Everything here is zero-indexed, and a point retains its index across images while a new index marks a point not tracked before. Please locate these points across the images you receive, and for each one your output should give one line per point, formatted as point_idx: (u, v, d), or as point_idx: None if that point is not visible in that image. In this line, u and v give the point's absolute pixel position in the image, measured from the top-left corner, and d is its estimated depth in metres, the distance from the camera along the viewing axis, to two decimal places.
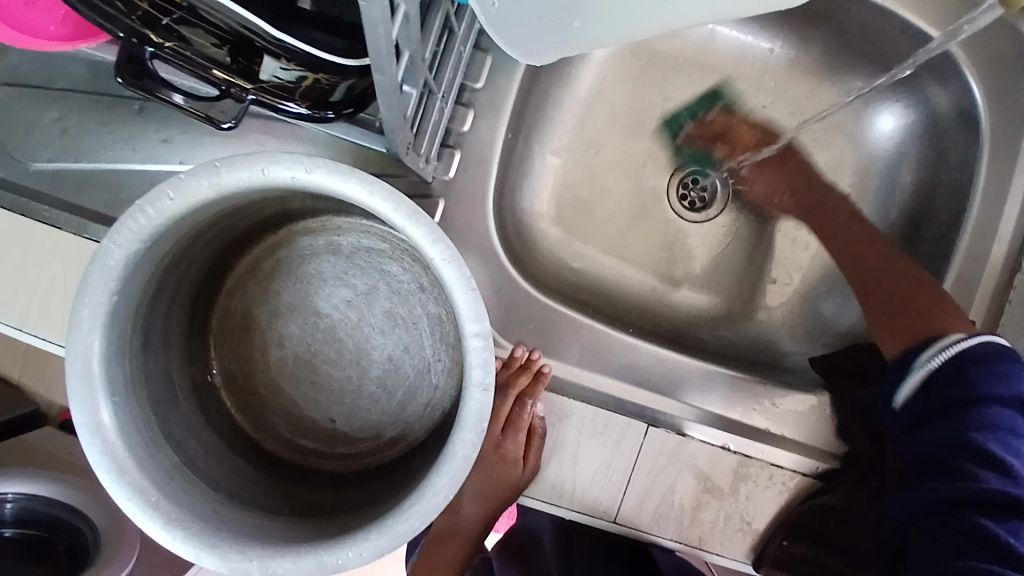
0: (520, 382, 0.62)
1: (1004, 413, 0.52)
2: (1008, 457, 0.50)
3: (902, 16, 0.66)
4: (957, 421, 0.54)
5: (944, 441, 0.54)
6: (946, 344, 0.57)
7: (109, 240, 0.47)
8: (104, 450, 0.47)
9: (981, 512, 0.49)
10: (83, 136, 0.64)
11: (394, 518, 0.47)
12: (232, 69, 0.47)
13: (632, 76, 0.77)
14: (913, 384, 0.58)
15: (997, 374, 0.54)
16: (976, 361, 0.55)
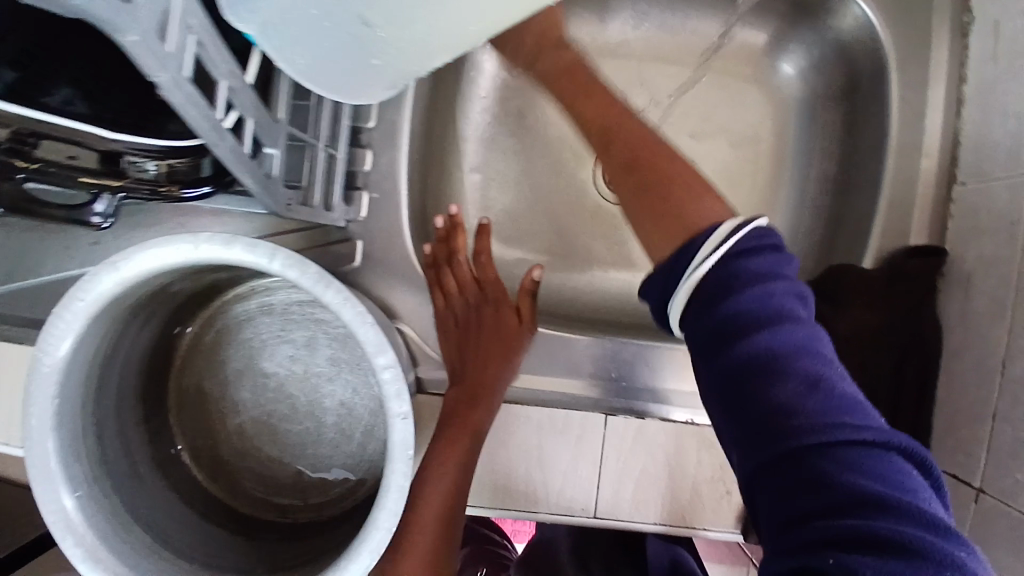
0: (501, 292, 0.63)
1: (784, 334, 0.38)
2: (823, 379, 0.37)
3: None
4: (741, 342, 0.39)
5: (736, 364, 0.39)
6: (728, 238, 0.42)
7: (39, 349, 0.47)
8: (74, 545, 0.48)
9: (843, 447, 0.34)
10: (18, 250, 0.65)
11: (347, 560, 0.48)
12: (101, 172, 0.48)
13: (530, 72, 0.75)
14: (684, 297, 0.43)
15: (740, 280, 0.40)
16: (747, 257, 0.41)
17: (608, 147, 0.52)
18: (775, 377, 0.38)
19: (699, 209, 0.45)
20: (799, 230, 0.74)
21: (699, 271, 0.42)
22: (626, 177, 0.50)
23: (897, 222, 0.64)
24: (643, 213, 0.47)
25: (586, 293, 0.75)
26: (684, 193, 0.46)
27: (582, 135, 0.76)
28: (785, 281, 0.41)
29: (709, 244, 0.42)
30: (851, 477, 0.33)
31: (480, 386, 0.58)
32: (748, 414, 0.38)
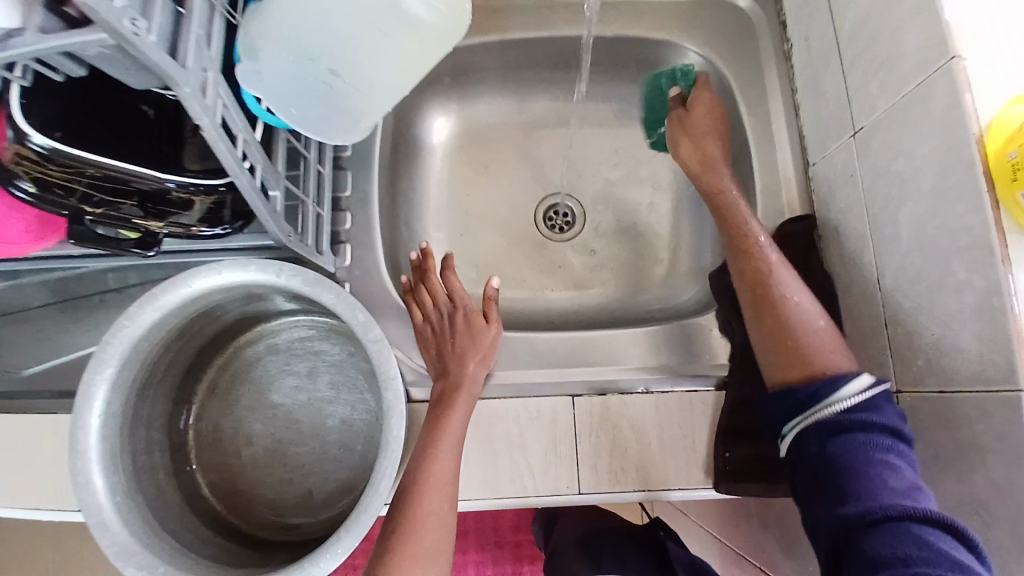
0: (467, 300, 0.75)
1: (861, 449, 0.55)
2: (904, 485, 0.52)
3: (652, 36, 0.86)
4: (848, 469, 0.54)
5: (837, 475, 0.55)
6: (846, 394, 0.58)
7: (91, 372, 0.58)
8: (111, 542, 0.54)
9: (910, 519, 0.50)
10: (60, 337, 0.77)
11: (355, 513, 0.55)
12: (151, 215, 0.57)
13: (472, 151, 0.95)
14: (797, 425, 0.60)
15: (869, 411, 0.56)
16: (883, 400, 0.57)
17: (752, 253, 0.70)
18: (847, 493, 0.54)
19: (801, 314, 0.64)
20: None
21: (846, 399, 0.58)
22: (754, 294, 0.67)
23: (774, 205, 0.80)
24: (770, 353, 0.64)
25: (545, 313, 0.87)
26: (788, 284, 0.67)
27: (520, 191, 0.94)
28: (889, 407, 0.57)
29: (845, 390, 0.58)
30: (894, 549, 0.49)
31: (460, 376, 0.68)
32: (835, 499, 0.55)
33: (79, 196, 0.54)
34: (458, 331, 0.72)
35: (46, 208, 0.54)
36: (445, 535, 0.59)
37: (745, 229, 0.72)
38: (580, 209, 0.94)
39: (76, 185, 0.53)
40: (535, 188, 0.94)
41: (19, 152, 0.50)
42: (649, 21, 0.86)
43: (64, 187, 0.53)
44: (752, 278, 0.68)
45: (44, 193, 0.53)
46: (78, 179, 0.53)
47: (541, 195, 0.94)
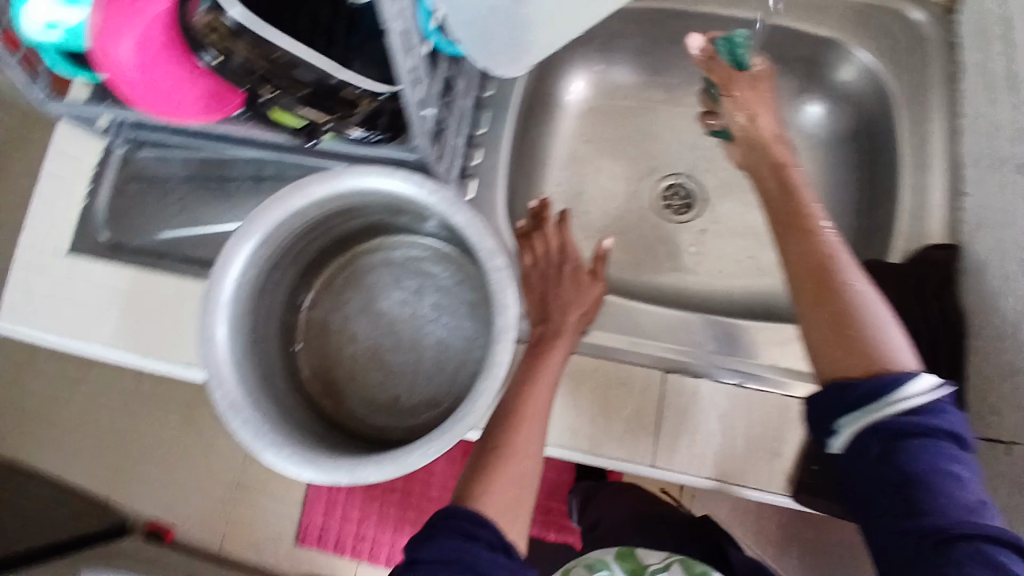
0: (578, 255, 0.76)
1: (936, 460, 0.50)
2: (967, 495, 0.49)
3: (823, 33, 0.83)
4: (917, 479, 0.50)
5: (897, 483, 0.51)
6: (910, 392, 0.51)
7: (235, 241, 0.62)
8: (224, 394, 0.59)
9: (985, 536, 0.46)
10: (194, 210, 0.82)
11: (452, 422, 0.58)
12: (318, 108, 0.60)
13: (605, 115, 0.94)
14: (849, 429, 0.54)
15: (931, 417, 0.51)
16: (945, 406, 0.52)
17: (794, 234, 0.62)
18: (915, 504, 0.50)
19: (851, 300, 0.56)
20: None
21: (912, 402, 0.51)
22: (812, 286, 0.58)
23: (916, 227, 0.76)
24: (824, 345, 0.55)
25: (646, 289, 0.87)
26: (831, 269, 0.57)
27: (645, 164, 0.93)
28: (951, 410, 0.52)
29: (910, 390, 0.51)
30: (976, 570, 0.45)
31: (560, 326, 0.70)
32: (895, 504, 0.51)
33: (258, 77, 0.57)
34: (561, 283, 0.74)
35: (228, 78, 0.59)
36: (531, 470, 0.61)
37: (796, 204, 0.64)
38: (702, 193, 0.91)
39: (257, 68, 0.56)
40: (660, 163, 0.93)
41: (214, 23, 0.53)
42: (823, 16, 0.83)
43: (246, 66, 0.56)
44: (810, 269, 0.59)
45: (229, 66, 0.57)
46: (259, 65, 0.55)
47: (664, 171, 0.92)
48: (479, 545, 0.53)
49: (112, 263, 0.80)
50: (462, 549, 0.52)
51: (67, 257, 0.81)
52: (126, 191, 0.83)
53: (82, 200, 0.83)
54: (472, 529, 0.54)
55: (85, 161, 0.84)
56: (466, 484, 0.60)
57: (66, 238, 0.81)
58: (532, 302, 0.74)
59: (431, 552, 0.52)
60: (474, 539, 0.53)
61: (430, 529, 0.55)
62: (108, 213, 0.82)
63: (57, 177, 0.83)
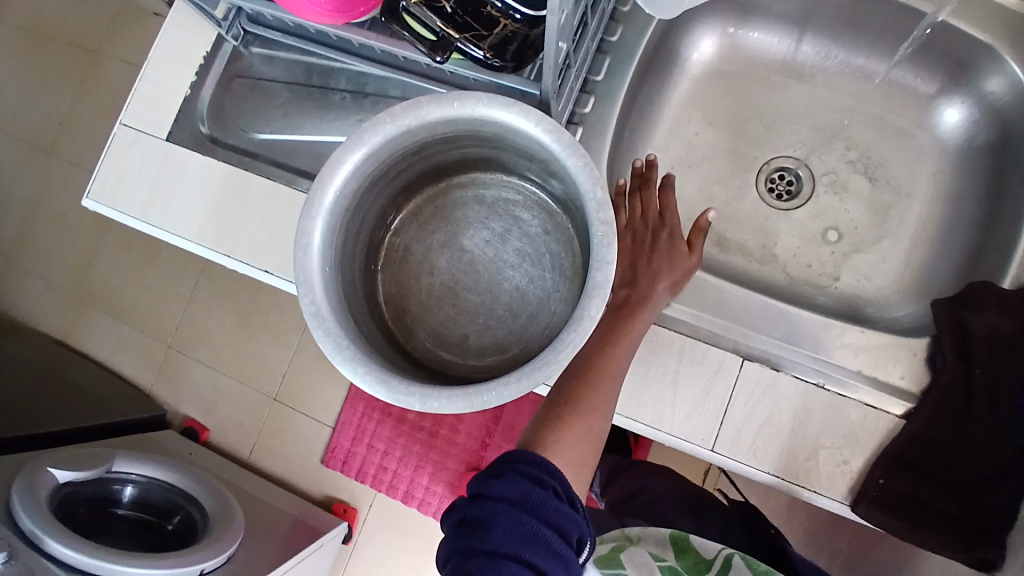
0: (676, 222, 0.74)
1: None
2: None
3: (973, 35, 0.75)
4: None
5: None
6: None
7: (342, 151, 0.62)
8: (311, 302, 0.59)
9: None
10: (294, 116, 0.82)
11: (531, 364, 0.56)
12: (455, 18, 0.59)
13: (722, 86, 0.89)
14: None
15: None
16: None
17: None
18: None
19: None
20: (939, 260, 0.80)
21: None
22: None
23: None
24: None
25: (733, 272, 0.84)
26: None
27: (753, 144, 0.88)
28: None
29: None
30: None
31: (649, 291, 0.69)
32: None
33: None
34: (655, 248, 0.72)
35: None
36: (597, 432, 0.62)
37: None
38: (809, 184, 0.87)
39: None
40: (769, 146, 0.88)
41: None
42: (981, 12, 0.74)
43: None
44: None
45: None
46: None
47: (773, 154, 0.88)
48: (546, 492, 0.54)
49: (207, 156, 0.80)
50: (530, 491, 0.53)
51: (165, 143, 0.82)
52: (233, 88, 0.84)
53: (187, 89, 0.83)
54: (539, 475, 0.55)
55: (195, 50, 0.84)
56: (532, 432, 0.61)
57: (168, 124, 0.82)
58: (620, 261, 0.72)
59: (500, 489, 0.54)
60: (541, 485, 0.54)
61: (501, 468, 0.57)
62: (212, 107, 0.84)
63: (167, 63, 0.84)
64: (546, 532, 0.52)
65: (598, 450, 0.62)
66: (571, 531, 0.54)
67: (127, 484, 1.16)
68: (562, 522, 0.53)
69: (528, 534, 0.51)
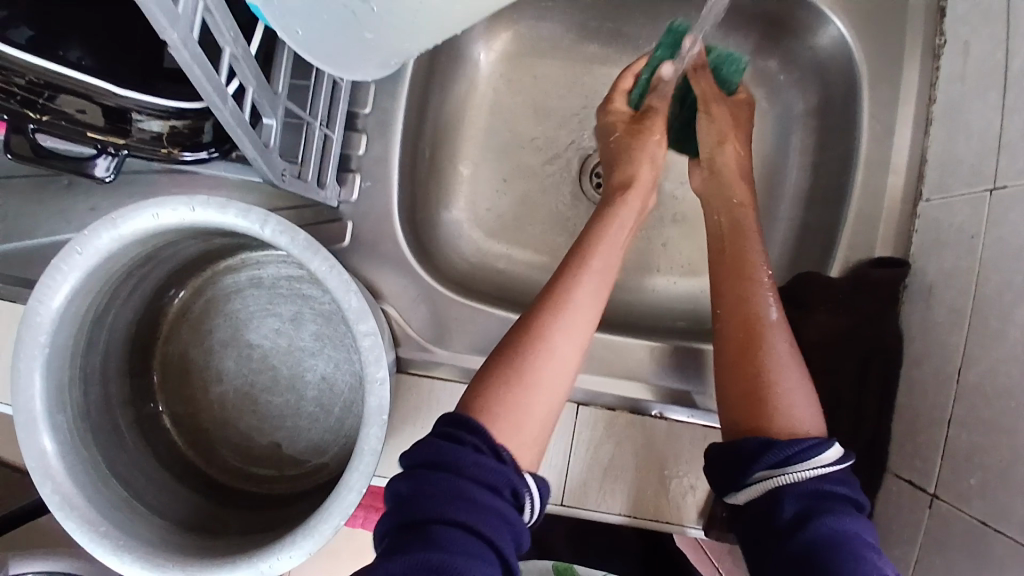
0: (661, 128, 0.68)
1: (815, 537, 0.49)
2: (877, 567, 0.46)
3: None
4: (806, 528, 0.48)
5: (848, 543, 0.47)
6: (819, 464, 0.50)
7: (36, 298, 0.50)
8: (53, 490, 0.49)
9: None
10: (22, 217, 0.69)
11: (317, 518, 0.49)
12: (108, 130, 0.50)
13: (526, 79, 0.80)
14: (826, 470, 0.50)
15: (835, 493, 0.50)
16: (837, 483, 0.50)
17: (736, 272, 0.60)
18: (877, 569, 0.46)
19: (775, 362, 0.55)
20: (770, 241, 0.79)
21: (808, 467, 0.50)
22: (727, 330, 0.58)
23: (859, 237, 0.69)
24: (728, 383, 0.56)
25: None
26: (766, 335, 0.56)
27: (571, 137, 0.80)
28: (849, 486, 0.51)
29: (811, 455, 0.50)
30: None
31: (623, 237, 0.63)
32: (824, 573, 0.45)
33: (20, 98, 0.48)
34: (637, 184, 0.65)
35: None
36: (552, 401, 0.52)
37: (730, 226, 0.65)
38: None
39: (16, 87, 0.48)
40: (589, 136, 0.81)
41: None
42: None
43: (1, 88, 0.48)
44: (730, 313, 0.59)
45: None
46: (16, 78, 0.47)
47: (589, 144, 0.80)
48: (463, 448, 0.47)
49: None
50: (443, 451, 0.47)
51: None
52: None
53: None
54: (453, 432, 0.49)
55: None
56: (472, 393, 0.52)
57: None
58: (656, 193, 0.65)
59: (412, 457, 0.48)
60: (457, 440, 0.48)
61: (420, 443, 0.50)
62: None
63: None
64: (470, 487, 0.45)
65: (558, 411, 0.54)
66: (502, 486, 0.47)
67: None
68: (489, 477, 0.47)
69: (449, 493, 0.45)
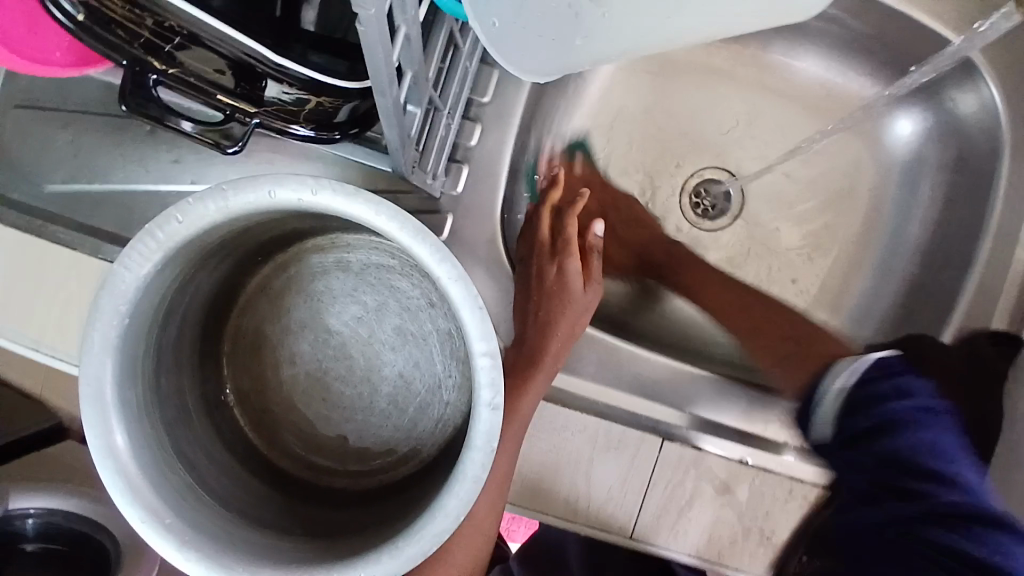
0: (576, 262, 0.64)
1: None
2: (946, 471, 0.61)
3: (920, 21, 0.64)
4: (897, 437, 0.64)
5: (891, 452, 0.63)
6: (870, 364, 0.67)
7: (121, 264, 0.46)
8: (118, 475, 0.47)
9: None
10: (97, 157, 0.64)
11: (404, 540, 0.46)
12: (237, 93, 0.46)
13: (642, 83, 0.76)
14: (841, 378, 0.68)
15: (902, 393, 0.64)
16: (892, 376, 0.65)
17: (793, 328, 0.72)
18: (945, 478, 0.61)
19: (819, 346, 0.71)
20: (876, 292, 0.74)
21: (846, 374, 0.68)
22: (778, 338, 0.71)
23: (981, 309, 0.65)
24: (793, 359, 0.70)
25: (653, 310, 0.75)
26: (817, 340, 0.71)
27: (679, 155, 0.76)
28: (919, 393, 0.64)
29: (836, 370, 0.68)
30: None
31: (547, 347, 0.60)
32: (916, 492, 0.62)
33: (146, 41, 0.44)
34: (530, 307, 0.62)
35: (98, 51, 0.45)
36: (476, 553, 0.59)
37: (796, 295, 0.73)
38: (738, 199, 0.77)
39: (145, 29, 0.44)
40: (698, 154, 0.76)
41: None
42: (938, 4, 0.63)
43: (130, 29, 0.44)
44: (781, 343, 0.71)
45: (101, 29, 0.44)
46: (148, 22, 0.43)
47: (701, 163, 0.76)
48: None
49: None
50: None
51: None
52: (15, 122, 0.65)
53: None
54: None
55: None
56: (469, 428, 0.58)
57: None
58: (523, 314, 0.62)
59: None
60: None
61: None
62: None
63: None
64: None
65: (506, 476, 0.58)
66: None
67: (30, 519, 0.87)
68: None
69: None
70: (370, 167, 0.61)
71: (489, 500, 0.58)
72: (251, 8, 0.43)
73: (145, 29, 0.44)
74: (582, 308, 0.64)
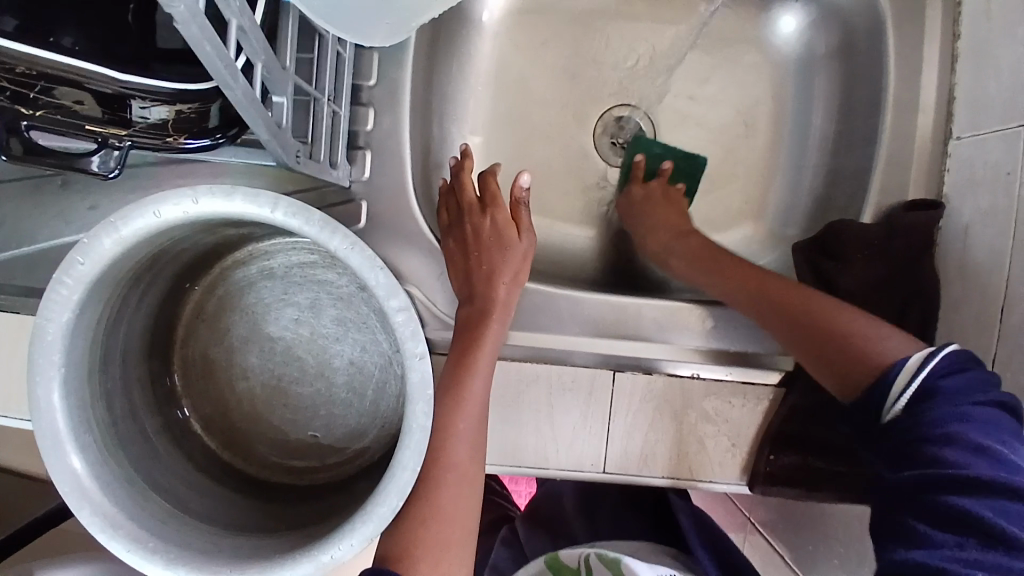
0: (501, 206, 0.64)
1: (956, 385, 0.50)
2: (948, 440, 0.48)
3: None
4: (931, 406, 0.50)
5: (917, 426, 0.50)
6: (923, 367, 0.51)
7: (40, 316, 0.47)
8: (91, 513, 0.48)
9: (914, 515, 0.48)
10: (16, 221, 0.65)
11: (373, 502, 0.48)
12: (105, 120, 0.48)
13: (533, 37, 0.77)
14: (899, 389, 0.52)
15: (948, 392, 0.50)
16: (944, 373, 0.50)
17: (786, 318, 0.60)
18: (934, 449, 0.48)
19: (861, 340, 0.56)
20: (796, 191, 0.77)
21: (908, 374, 0.51)
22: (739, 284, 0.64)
23: (894, 180, 0.67)
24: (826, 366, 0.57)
25: (591, 254, 0.77)
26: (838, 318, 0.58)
27: (583, 101, 0.79)
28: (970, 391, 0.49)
29: (903, 376, 0.51)
30: (987, 511, 0.44)
31: (490, 300, 0.60)
32: (912, 454, 0.50)
33: (8, 91, 0.46)
34: (467, 264, 0.62)
35: None
36: (468, 512, 0.54)
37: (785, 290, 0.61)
38: (650, 129, 0.79)
39: (3, 80, 0.46)
40: (600, 95, 0.79)
41: None
42: None
43: None
44: (775, 301, 0.61)
45: None
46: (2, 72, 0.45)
47: (606, 104, 0.79)
48: None
49: None
50: None
51: None
52: None
53: None
54: None
55: None
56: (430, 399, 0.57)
57: None
58: (460, 272, 0.62)
59: None
60: None
61: None
62: None
63: None
64: None
65: (482, 439, 0.57)
66: None
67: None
68: None
69: None
70: (269, 165, 0.63)
71: (467, 451, 0.55)
72: (100, 39, 0.45)
73: (3, 80, 0.45)
74: (525, 249, 0.63)
